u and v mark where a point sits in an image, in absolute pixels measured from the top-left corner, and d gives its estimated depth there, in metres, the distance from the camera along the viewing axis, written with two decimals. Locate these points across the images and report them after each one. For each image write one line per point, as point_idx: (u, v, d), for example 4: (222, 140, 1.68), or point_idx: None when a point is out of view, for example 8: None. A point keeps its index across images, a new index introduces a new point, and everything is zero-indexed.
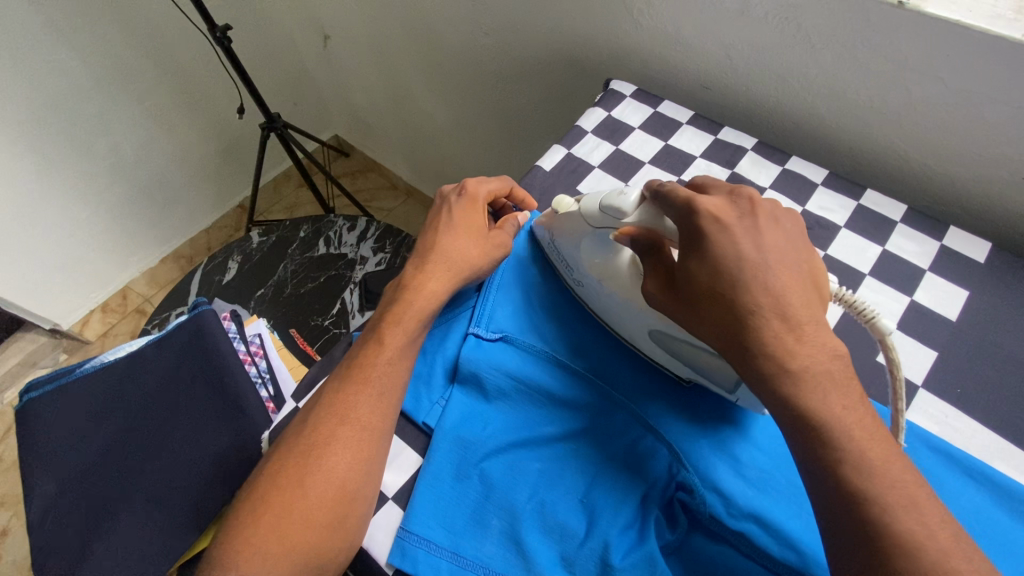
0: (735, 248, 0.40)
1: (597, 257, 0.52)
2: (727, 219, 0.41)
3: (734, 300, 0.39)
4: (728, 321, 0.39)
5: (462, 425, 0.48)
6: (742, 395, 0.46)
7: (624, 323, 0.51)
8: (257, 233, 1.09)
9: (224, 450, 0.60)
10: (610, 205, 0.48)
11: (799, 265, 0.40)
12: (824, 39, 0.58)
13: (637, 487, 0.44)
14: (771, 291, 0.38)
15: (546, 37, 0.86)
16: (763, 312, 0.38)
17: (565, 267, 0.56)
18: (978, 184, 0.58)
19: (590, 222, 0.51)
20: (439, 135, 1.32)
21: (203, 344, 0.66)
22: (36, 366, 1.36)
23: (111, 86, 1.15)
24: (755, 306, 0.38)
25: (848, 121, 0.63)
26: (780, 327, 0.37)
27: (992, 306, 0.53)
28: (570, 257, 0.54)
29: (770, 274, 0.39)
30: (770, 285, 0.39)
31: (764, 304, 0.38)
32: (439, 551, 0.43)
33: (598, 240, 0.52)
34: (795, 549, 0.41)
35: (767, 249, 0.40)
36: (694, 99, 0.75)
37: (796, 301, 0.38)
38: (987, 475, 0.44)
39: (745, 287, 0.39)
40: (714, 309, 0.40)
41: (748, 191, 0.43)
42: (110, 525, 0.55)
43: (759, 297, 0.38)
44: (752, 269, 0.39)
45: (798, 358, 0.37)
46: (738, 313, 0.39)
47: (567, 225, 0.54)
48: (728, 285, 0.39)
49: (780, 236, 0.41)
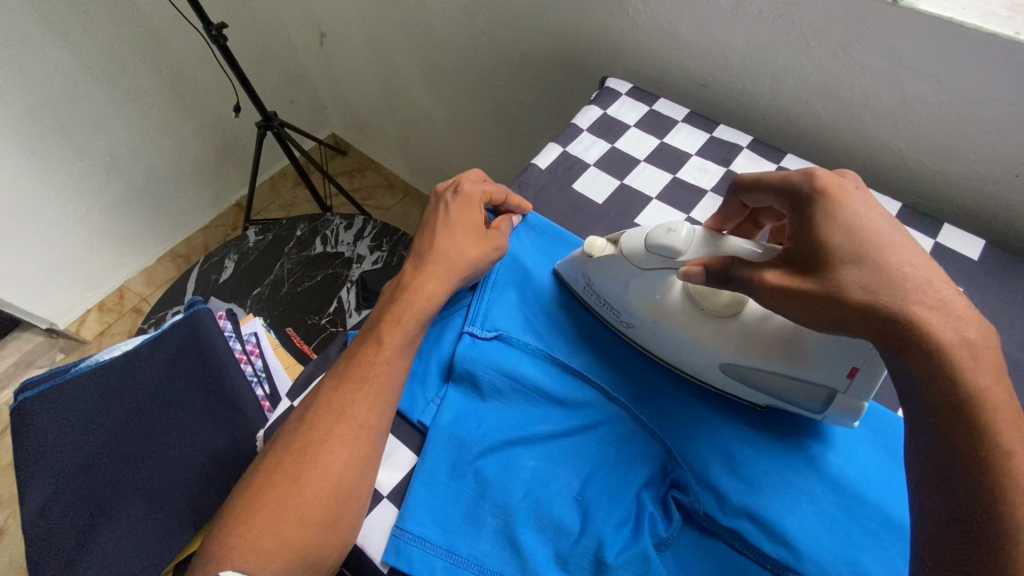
0: (869, 212, 0.38)
1: (647, 295, 0.50)
2: (848, 185, 0.40)
3: (886, 261, 0.36)
4: (881, 286, 0.35)
5: (457, 423, 0.48)
6: (831, 415, 0.45)
7: (685, 358, 0.49)
8: (253, 231, 1.08)
9: (221, 449, 0.61)
10: (662, 245, 0.45)
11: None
12: (818, 38, 0.58)
13: (631, 485, 0.45)
14: (914, 253, 0.37)
15: (541, 35, 0.86)
16: (920, 273, 0.35)
17: (607, 309, 0.53)
18: (971, 181, 0.58)
19: (636, 263, 0.48)
20: (435, 133, 1.32)
21: (199, 343, 0.66)
22: (33, 366, 1.36)
23: (106, 84, 1.14)
24: (909, 268, 0.35)
25: (842, 120, 0.63)
26: (942, 289, 0.35)
27: (986, 303, 0.54)
28: (614, 300, 0.52)
29: (905, 239, 0.37)
30: (912, 248, 0.37)
31: (915, 266, 0.36)
32: (434, 549, 0.43)
33: (647, 279, 0.49)
34: (786, 546, 0.41)
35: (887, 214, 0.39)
36: (688, 97, 0.75)
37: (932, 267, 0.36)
38: None
39: (888, 251, 0.36)
40: (866, 273, 0.36)
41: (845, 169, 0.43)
42: (107, 525, 0.54)
43: (906, 259, 0.36)
44: (889, 235, 0.37)
45: (958, 328, 0.33)
46: (897, 275, 0.35)
47: (607, 265, 0.51)
48: (877, 244, 0.36)
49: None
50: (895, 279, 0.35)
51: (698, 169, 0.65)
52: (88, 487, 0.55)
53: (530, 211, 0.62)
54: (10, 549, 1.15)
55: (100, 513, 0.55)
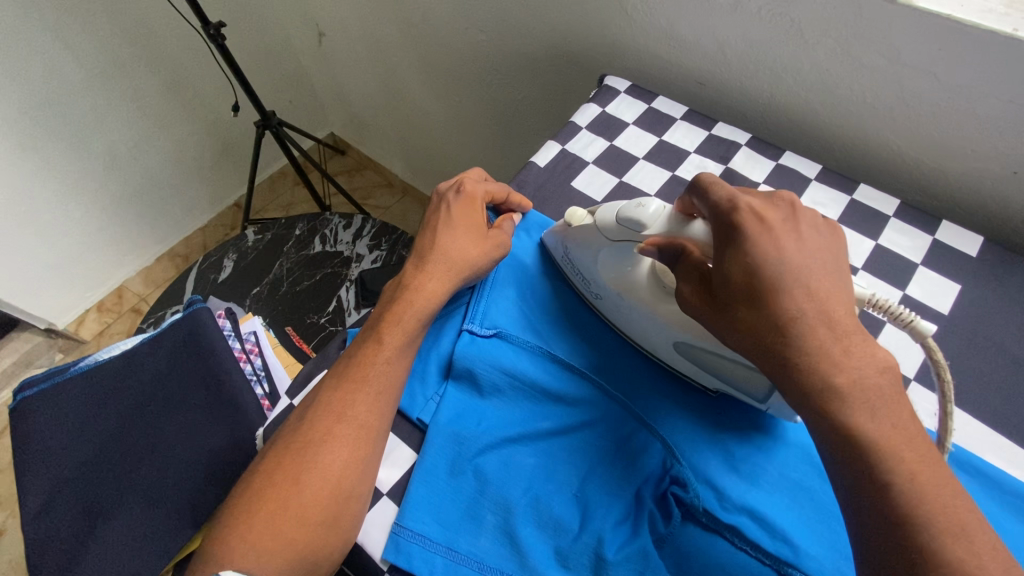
0: (777, 248, 0.37)
1: (613, 270, 0.52)
2: (770, 219, 0.39)
3: (772, 304, 0.36)
4: (765, 325, 0.36)
5: (457, 420, 0.48)
6: (773, 403, 0.45)
7: (645, 335, 0.51)
8: (252, 231, 1.08)
9: (219, 449, 0.61)
10: (628, 218, 0.47)
11: (839, 271, 0.38)
12: (817, 35, 0.58)
13: (631, 482, 0.45)
14: (813, 296, 0.36)
15: (540, 33, 0.86)
16: (807, 319, 0.36)
17: (582, 281, 0.55)
18: (970, 178, 0.58)
19: (605, 234, 0.50)
20: (434, 132, 1.32)
21: (198, 343, 0.66)
22: (32, 366, 1.36)
23: (104, 83, 1.14)
24: (794, 312, 0.36)
25: (841, 118, 0.63)
26: (826, 336, 0.35)
27: (985, 300, 0.54)
28: (588, 271, 0.54)
29: (810, 277, 0.37)
30: (812, 289, 0.36)
31: (806, 310, 0.36)
32: (433, 547, 0.43)
33: (617, 251, 0.51)
34: (786, 543, 0.41)
35: (809, 253, 0.38)
36: (687, 94, 0.75)
37: (840, 311, 0.36)
38: (977, 466, 0.44)
39: (787, 290, 0.36)
40: (751, 311, 0.37)
41: (788, 196, 0.41)
42: (105, 525, 0.54)
43: (800, 302, 0.36)
44: (794, 271, 0.37)
45: (846, 371, 0.34)
46: (778, 319, 0.36)
47: (580, 236, 0.53)
48: (768, 286, 0.37)
49: (821, 242, 0.39)
50: (776, 322, 0.36)
51: (697, 167, 0.65)
52: (88, 486, 0.55)
53: (531, 209, 0.62)
54: (9, 548, 1.15)
55: (98, 513, 0.55)
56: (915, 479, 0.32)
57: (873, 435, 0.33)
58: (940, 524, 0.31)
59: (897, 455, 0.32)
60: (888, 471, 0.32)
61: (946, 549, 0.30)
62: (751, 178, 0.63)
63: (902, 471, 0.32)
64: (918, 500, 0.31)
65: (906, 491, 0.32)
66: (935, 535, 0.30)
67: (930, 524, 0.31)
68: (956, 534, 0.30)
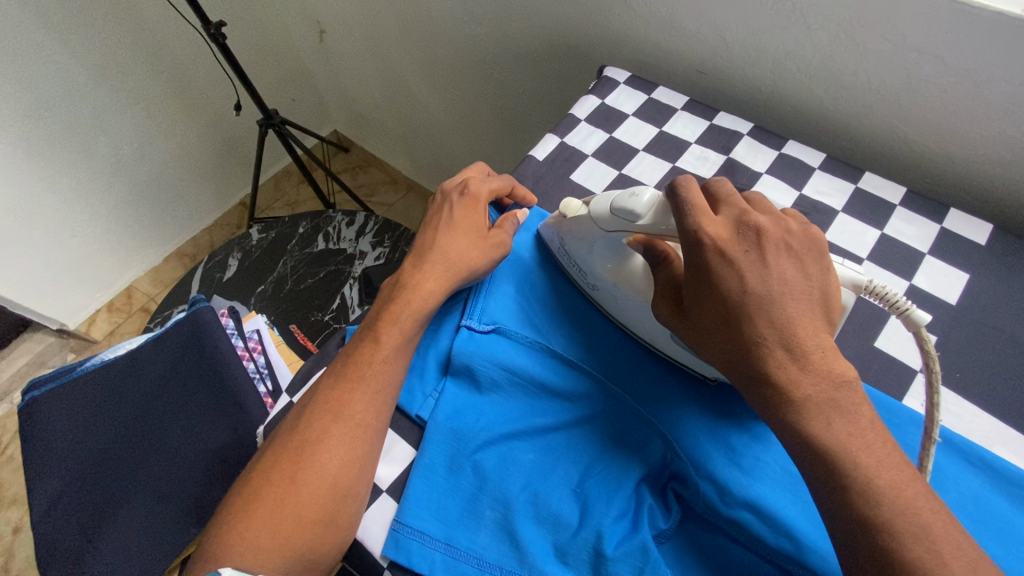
0: (740, 283, 0.37)
1: (609, 262, 0.51)
2: (733, 253, 0.38)
3: (737, 332, 0.37)
4: (736, 349, 0.38)
5: (455, 417, 0.47)
6: None
7: (646, 327, 0.50)
8: (256, 230, 1.09)
9: (225, 446, 0.63)
10: (622, 207, 0.46)
11: (810, 293, 0.38)
12: (820, 20, 0.56)
13: (632, 476, 0.44)
14: (775, 323, 0.36)
15: (541, 27, 0.85)
16: (767, 344, 0.36)
17: (578, 272, 0.55)
18: (978, 164, 0.57)
19: (601, 225, 0.50)
20: (437, 127, 1.32)
21: (202, 343, 0.67)
22: (45, 366, 1.38)
23: (109, 86, 1.15)
24: (756, 338, 0.37)
25: (846, 105, 0.62)
26: (785, 357, 0.36)
27: (992, 288, 0.53)
28: (583, 262, 0.53)
29: (777, 306, 0.37)
30: (775, 317, 0.36)
31: (767, 336, 0.36)
32: (433, 543, 0.42)
33: (610, 241, 0.51)
34: (788, 536, 0.40)
35: (773, 280, 0.37)
36: (690, 85, 0.74)
37: (801, 332, 0.36)
38: (985, 459, 0.43)
39: (749, 318, 0.37)
40: (722, 334, 0.38)
41: (756, 220, 0.39)
42: (111, 524, 0.55)
43: (761, 328, 0.36)
44: (757, 302, 0.37)
45: (801, 386, 0.35)
46: (744, 343, 0.37)
47: (576, 229, 0.53)
48: (734, 317, 0.37)
49: (789, 266, 0.38)
50: (744, 346, 0.37)
51: (698, 157, 0.64)
52: (97, 484, 0.56)
53: (534, 205, 0.62)
54: (25, 546, 1.17)
55: (106, 511, 0.55)
56: (873, 481, 0.32)
57: (840, 442, 0.34)
58: (900, 524, 0.31)
59: (849, 461, 0.33)
60: (847, 474, 0.33)
61: (904, 549, 0.31)
62: (752, 168, 0.62)
63: (861, 476, 0.33)
64: (876, 503, 0.32)
65: (878, 493, 0.32)
66: (893, 535, 0.31)
67: (892, 524, 0.31)
68: (926, 533, 0.31)
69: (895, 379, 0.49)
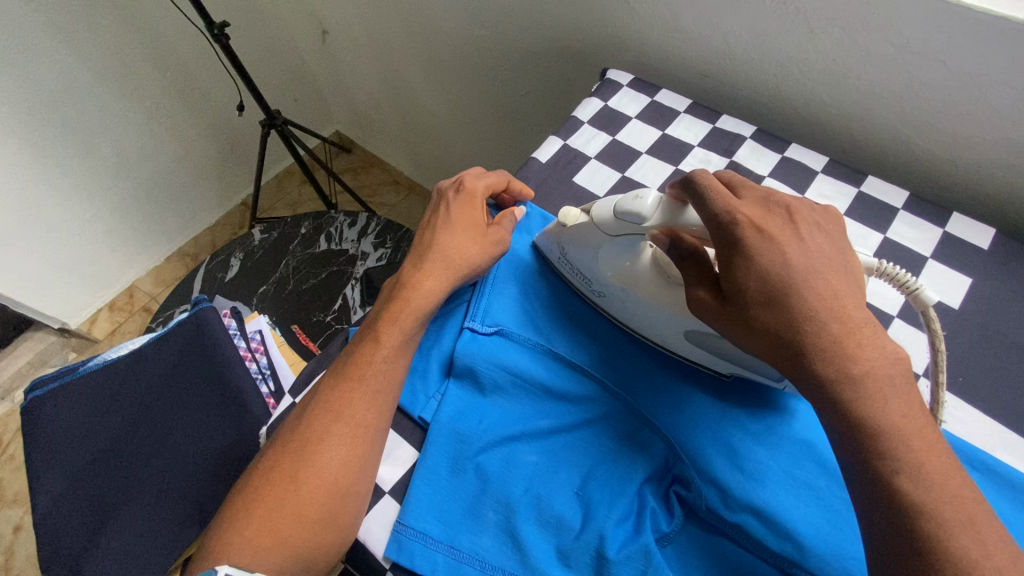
0: (784, 256, 0.38)
1: (616, 264, 0.52)
2: (769, 229, 0.39)
3: (786, 310, 0.36)
4: (784, 329, 0.36)
5: (458, 419, 0.47)
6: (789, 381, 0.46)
7: (655, 327, 0.50)
8: (258, 230, 1.08)
9: (225, 450, 0.62)
10: (627, 211, 0.46)
11: (845, 266, 0.39)
12: (823, 24, 0.57)
13: (634, 479, 0.44)
14: (823, 295, 0.37)
15: (544, 31, 0.86)
16: (820, 317, 0.36)
17: (580, 279, 0.55)
18: (982, 168, 0.57)
19: (604, 230, 0.50)
20: (439, 128, 1.32)
21: (203, 340, 0.66)
22: (46, 365, 1.38)
23: (113, 87, 1.15)
24: (809, 311, 0.36)
25: (849, 109, 0.62)
26: (840, 331, 0.36)
27: (995, 293, 0.53)
28: (586, 268, 0.53)
29: (821, 278, 0.37)
30: (821, 289, 0.37)
31: (820, 309, 0.36)
32: (435, 545, 0.43)
33: (616, 244, 0.51)
34: (792, 541, 0.40)
35: (812, 252, 0.38)
36: (694, 87, 0.74)
37: (848, 305, 0.37)
38: (989, 464, 0.43)
39: (800, 290, 0.37)
40: (772, 316, 0.37)
41: (783, 198, 0.41)
42: (111, 524, 0.57)
43: (813, 301, 0.36)
44: (804, 274, 0.37)
45: (859, 361, 0.35)
46: (793, 320, 0.36)
47: (576, 235, 0.53)
48: (781, 294, 0.37)
49: (823, 240, 0.39)
50: (794, 324, 0.36)
51: (700, 160, 0.65)
52: (98, 484, 0.57)
53: (530, 202, 0.62)
54: (24, 545, 1.17)
55: (107, 512, 0.57)
56: None
57: None
58: None
59: None
60: None
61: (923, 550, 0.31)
62: (756, 172, 0.63)
63: None
64: (896, 500, 0.32)
65: None
66: None
67: None
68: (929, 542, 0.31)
69: None
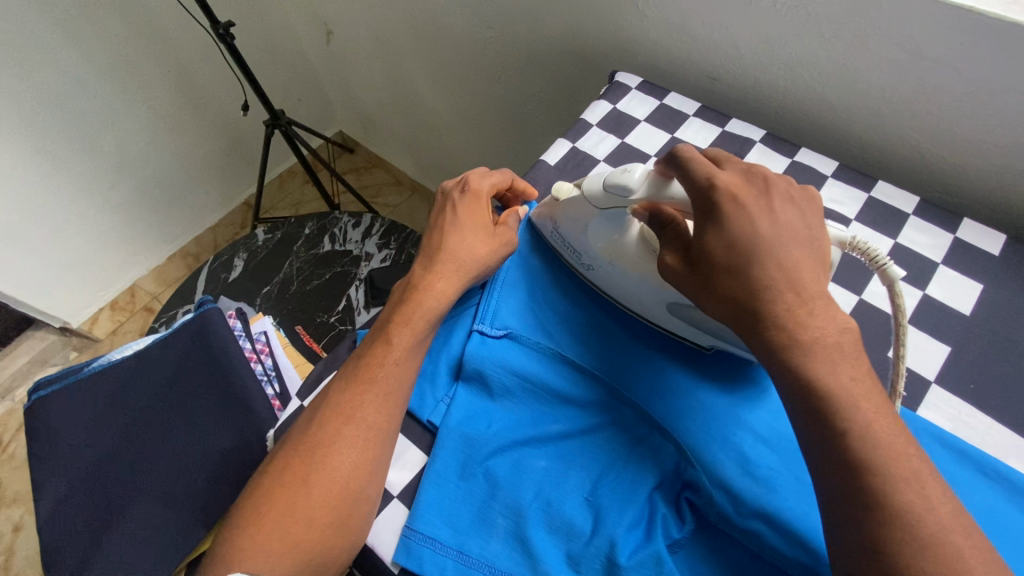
0: (752, 224, 0.39)
1: (606, 238, 0.52)
2: (744, 198, 0.40)
3: (747, 276, 0.38)
4: (743, 297, 0.38)
5: (467, 423, 0.47)
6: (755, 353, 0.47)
7: (641, 300, 0.52)
8: (262, 230, 1.08)
9: (230, 451, 0.62)
10: (615, 184, 0.47)
11: (811, 240, 0.40)
12: (834, 29, 0.56)
13: (645, 484, 0.44)
14: (784, 266, 0.38)
15: (552, 34, 0.85)
16: (777, 285, 0.37)
17: (572, 253, 0.56)
18: (992, 174, 0.57)
19: (594, 204, 0.50)
20: (443, 129, 1.32)
21: (208, 341, 0.65)
22: (47, 364, 1.38)
23: (116, 85, 1.15)
24: (766, 280, 0.37)
25: (859, 114, 0.62)
26: (794, 300, 0.37)
27: (1005, 299, 0.52)
28: (578, 243, 0.54)
29: (782, 249, 0.38)
30: (782, 260, 0.38)
31: (777, 278, 0.37)
32: (444, 550, 0.42)
33: (607, 219, 0.51)
34: (806, 549, 0.40)
35: (779, 224, 0.39)
36: (703, 91, 0.73)
37: (806, 277, 0.38)
38: (1000, 471, 0.43)
39: (760, 259, 0.38)
40: (731, 283, 0.38)
41: (762, 170, 0.42)
42: (116, 527, 0.56)
43: (770, 270, 0.38)
44: (767, 244, 0.38)
45: (808, 329, 0.36)
46: (753, 288, 0.38)
47: (570, 211, 0.54)
48: (745, 260, 0.38)
49: (793, 214, 0.40)
50: (753, 292, 0.38)
51: None
52: (103, 486, 0.56)
53: (533, 201, 0.63)
54: (24, 544, 1.17)
55: (112, 513, 0.56)
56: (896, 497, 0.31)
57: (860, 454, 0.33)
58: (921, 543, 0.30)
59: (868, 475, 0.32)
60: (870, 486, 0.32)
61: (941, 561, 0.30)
62: None
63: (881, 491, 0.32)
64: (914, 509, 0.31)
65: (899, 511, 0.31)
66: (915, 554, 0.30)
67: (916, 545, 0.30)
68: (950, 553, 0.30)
69: (909, 388, 0.49)
